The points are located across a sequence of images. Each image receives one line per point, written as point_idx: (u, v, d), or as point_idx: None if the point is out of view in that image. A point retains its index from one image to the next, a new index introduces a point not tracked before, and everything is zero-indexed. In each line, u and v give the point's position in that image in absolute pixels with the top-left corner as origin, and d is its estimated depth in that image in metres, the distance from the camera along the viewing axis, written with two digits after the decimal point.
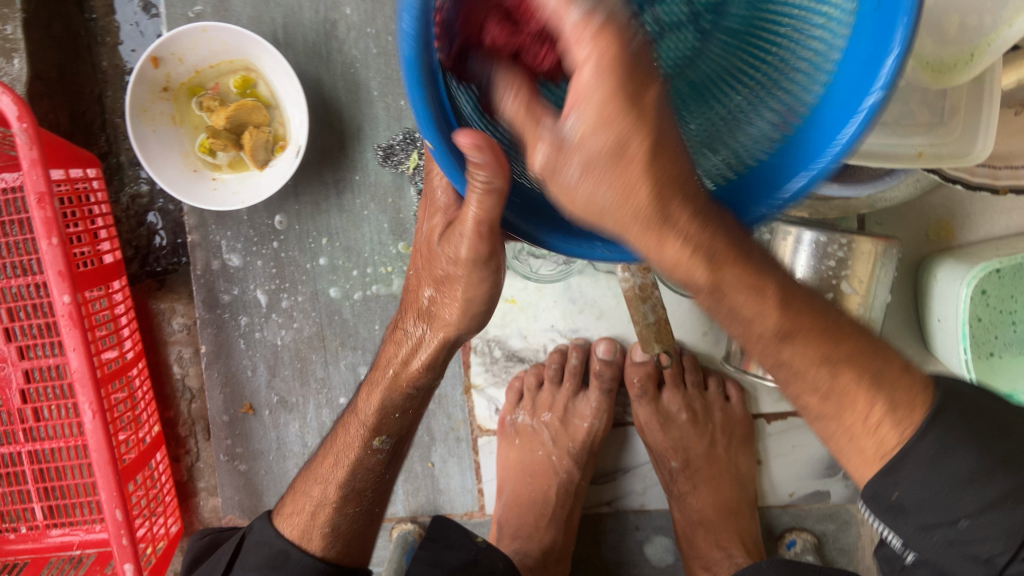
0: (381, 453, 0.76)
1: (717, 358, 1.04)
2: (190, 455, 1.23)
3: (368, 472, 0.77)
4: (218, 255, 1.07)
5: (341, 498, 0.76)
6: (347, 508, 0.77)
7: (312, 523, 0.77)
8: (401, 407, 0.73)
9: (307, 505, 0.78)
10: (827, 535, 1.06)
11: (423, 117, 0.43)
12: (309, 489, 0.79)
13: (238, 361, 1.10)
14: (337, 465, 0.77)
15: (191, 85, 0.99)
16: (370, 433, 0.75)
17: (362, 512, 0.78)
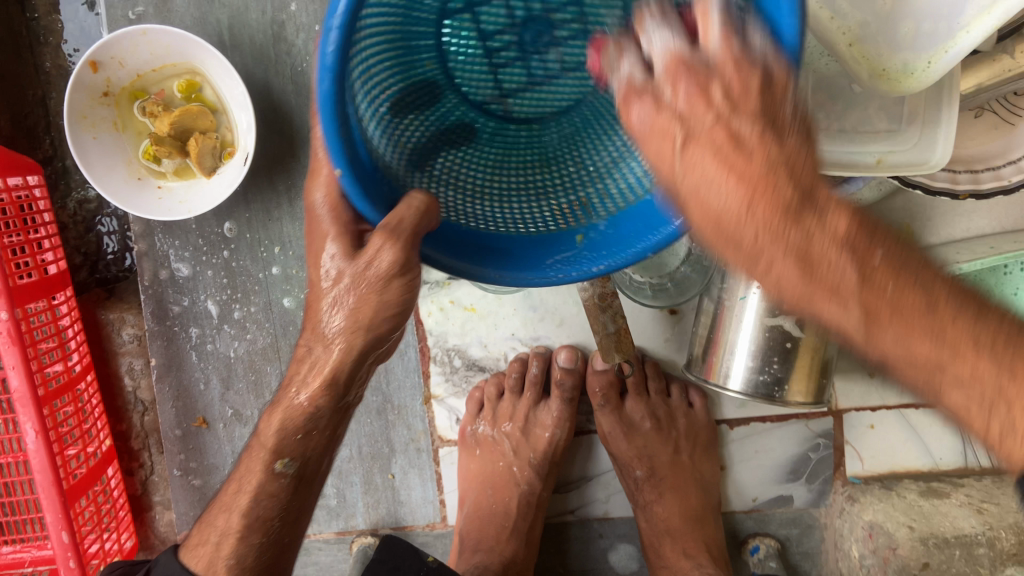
0: (286, 478, 0.65)
1: (678, 365, 1.02)
2: (143, 469, 1.18)
3: (272, 500, 0.66)
4: (166, 264, 1.03)
5: (244, 528, 0.67)
6: (251, 539, 0.67)
7: (216, 555, 0.68)
8: (303, 430, 0.62)
9: (213, 535, 0.69)
10: (790, 540, 1.05)
11: (335, 142, 0.47)
12: (213, 519, 0.70)
13: (190, 373, 1.07)
14: (240, 491, 0.67)
15: (133, 89, 0.95)
16: (270, 455, 0.64)
17: (272, 544, 0.68)
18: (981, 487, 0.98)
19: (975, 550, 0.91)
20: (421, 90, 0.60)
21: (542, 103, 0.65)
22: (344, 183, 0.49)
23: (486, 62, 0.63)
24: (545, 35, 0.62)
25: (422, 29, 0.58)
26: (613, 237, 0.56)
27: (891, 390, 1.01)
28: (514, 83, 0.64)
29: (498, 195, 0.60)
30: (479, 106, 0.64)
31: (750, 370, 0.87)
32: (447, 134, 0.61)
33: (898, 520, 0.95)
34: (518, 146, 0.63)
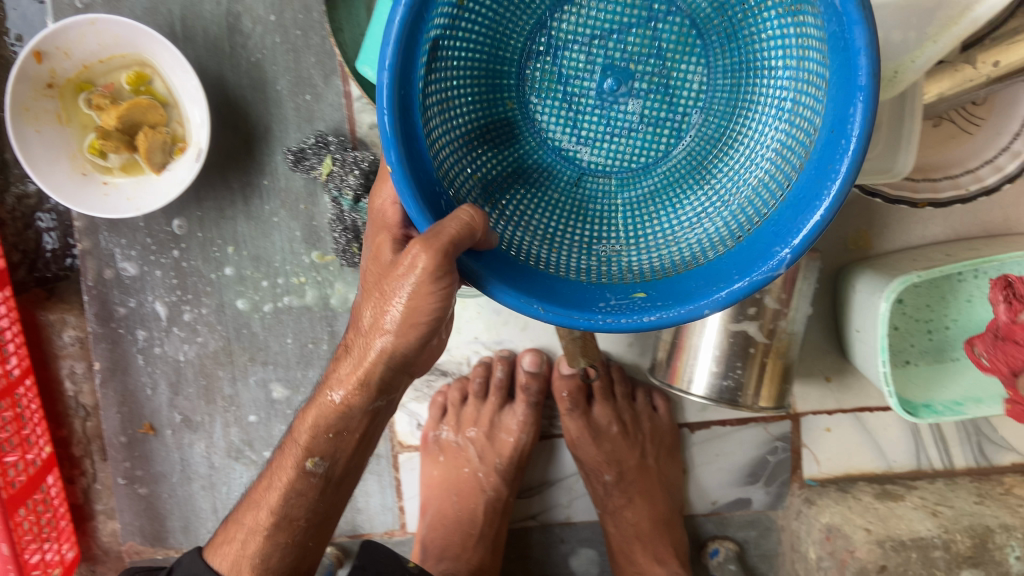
0: (315, 478, 0.66)
1: (643, 368, 1.02)
2: (85, 477, 1.13)
3: (300, 498, 0.67)
4: (112, 263, 0.99)
5: (272, 525, 0.68)
6: (278, 538, 0.68)
7: (241, 553, 0.69)
8: (333, 429, 0.62)
9: (239, 533, 0.70)
10: (748, 542, 1.07)
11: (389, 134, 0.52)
12: (240, 518, 0.71)
13: (136, 378, 1.03)
14: (270, 488, 0.68)
15: (79, 80, 0.91)
16: (301, 453, 0.65)
17: (295, 545, 0.69)
18: (934, 489, 1.00)
19: (931, 553, 0.92)
20: (495, 128, 0.63)
21: (616, 154, 0.65)
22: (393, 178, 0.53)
23: (566, 108, 0.64)
24: (624, 85, 0.63)
25: (502, 70, 0.63)
26: (676, 292, 0.57)
27: (848, 393, 1.02)
28: (592, 132, 0.65)
29: (564, 246, 0.62)
30: (556, 151, 0.65)
31: (713, 375, 0.87)
32: (517, 177, 0.63)
33: (856, 522, 0.96)
34: (590, 200, 0.64)
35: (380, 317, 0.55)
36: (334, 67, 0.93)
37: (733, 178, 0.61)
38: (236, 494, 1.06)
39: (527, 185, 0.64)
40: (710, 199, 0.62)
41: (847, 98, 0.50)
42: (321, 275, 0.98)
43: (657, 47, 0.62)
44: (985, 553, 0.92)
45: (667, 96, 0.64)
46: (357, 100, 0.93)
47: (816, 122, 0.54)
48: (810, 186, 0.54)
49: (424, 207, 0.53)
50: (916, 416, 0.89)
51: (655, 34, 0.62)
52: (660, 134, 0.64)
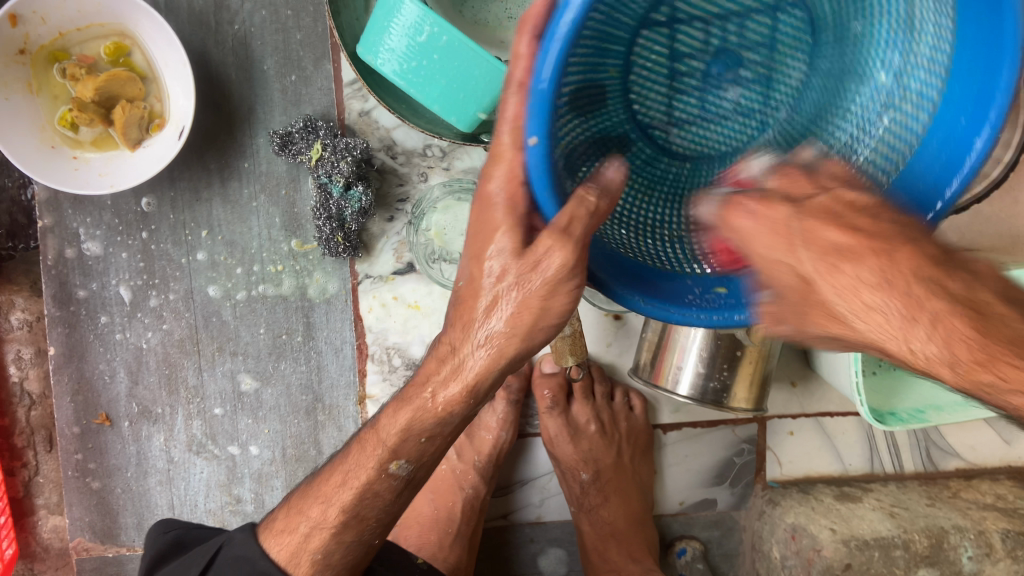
0: (396, 480, 0.64)
1: (621, 369, 1.02)
2: (28, 469, 1.06)
3: (375, 499, 0.65)
4: (75, 242, 0.93)
5: (341, 524, 0.66)
6: (345, 536, 0.66)
7: (303, 546, 0.66)
8: (428, 433, 0.61)
9: (302, 525, 0.67)
10: (712, 542, 1.09)
11: (542, 111, 0.47)
12: (304, 508, 0.67)
13: (93, 365, 0.97)
14: (345, 486, 0.65)
15: (53, 49, 0.86)
16: (386, 455, 0.63)
17: (361, 543, 0.67)
18: (888, 492, 1.05)
19: (892, 552, 0.96)
20: (599, 91, 0.60)
21: (704, 141, 0.67)
22: (531, 154, 0.48)
23: (669, 84, 0.65)
24: (730, 71, 0.65)
25: (622, 36, 0.59)
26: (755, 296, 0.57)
27: (811, 398, 1.05)
28: (685, 114, 0.66)
29: (631, 226, 0.61)
30: (644, 127, 0.66)
31: (699, 376, 0.88)
32: (604, 145, 0.62)
33: (820, 522, 0.99)
34: (664, 180, 0.65)
35: (494, 309, 0.54)
36: (324, 50, 0.91)
37: None
38: (196, 490, 1.00)
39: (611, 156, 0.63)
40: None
41: (973, 129, 0.49)
42: (299, 264, 0.95)
43: (774, 37, 0.63)
44: (941, 552, 0.96)
45: (764, 88, 0.65)
46: (347, 86, 0.91)
47: (919, 132, 0.53)
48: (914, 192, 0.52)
49: (552, 191, 0.50)
50: (885, 424, 0.91)
51: (775, 25, 0.62)
52: (741, 127, 0.66)
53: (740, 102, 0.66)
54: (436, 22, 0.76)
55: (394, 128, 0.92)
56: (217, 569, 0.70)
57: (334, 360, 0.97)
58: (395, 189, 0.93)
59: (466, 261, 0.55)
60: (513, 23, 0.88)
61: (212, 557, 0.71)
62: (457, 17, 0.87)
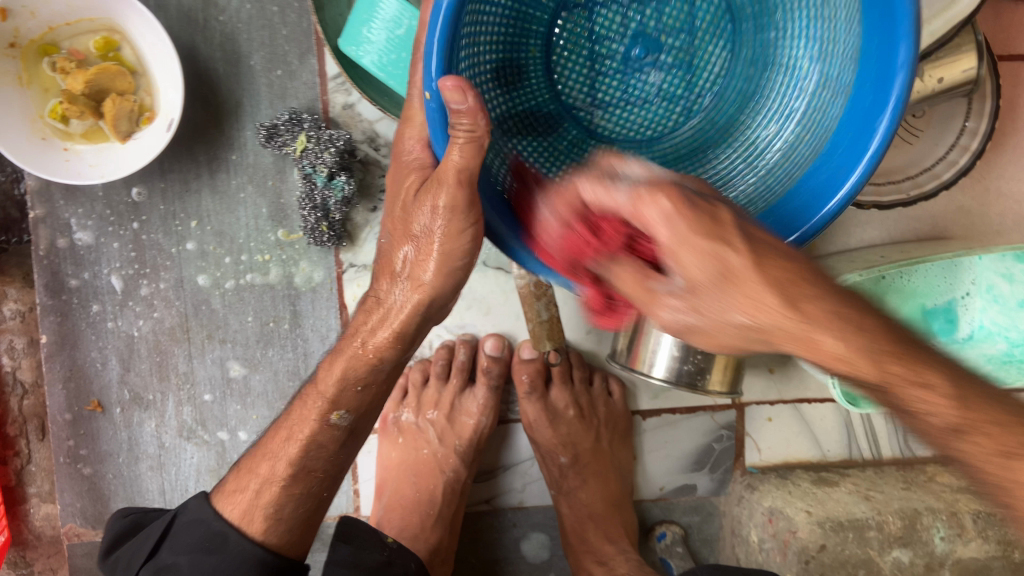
0: (338, 431, 0.69)
1: (601, 356, 1.05)
2: (19, 457, 1.08)
3: (319, 450, 0.69)
4: (66, 232, 0.96)
5: (291, 477, 0.69)
6: (294, 489, 0.69)
7: (256, 503, 0.69)
8: (363, 381, 0.66)
9: (253, 482, 0.70)
10: (692, 527, 1.11)
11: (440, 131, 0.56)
12: (254, 467, 0.71)
13: (85, 353, 1.00)
14: (290, 439, 0.69)
15: (43, 43, 0.89)
16: (327, 406, 0.67)
17: (311, 495, 0.70)
18: (864, 476, 1.07)
19: (866, 533, 0.98)
20: (512, 69, 0.69)
21: (627, 123, 0.74)
22: (429, 108, 0.54)
23: (589, 67, 0.72)
24: (650, 56, 0.72)
25: (540, 18, 0.70)
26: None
27: (788, 384, 1.07)
28: (607, 96, 0.73)
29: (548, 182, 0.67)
30: (568, 108, 0.73)
31: (674, 359, 0.90)
32: (530, 119, 0.71)
33: (796, 505, 1.00)
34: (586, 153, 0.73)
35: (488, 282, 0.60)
36: (310, 45, 0.94)
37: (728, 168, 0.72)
38: (186, 475, 1.03)
39: (539, 128, 0.71)
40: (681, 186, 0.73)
41: (877, 105, 0.59)
42: (286, 253, 0.97)
43: (689, 25, 0.71)
44: (913, 533, 0.98)
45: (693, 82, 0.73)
46: (332, 80, 0.94)
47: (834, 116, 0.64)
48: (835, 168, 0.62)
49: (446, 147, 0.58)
50: (857, 407, 0.93)
51: (692, 12, 0.71)
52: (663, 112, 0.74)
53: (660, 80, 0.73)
54: (412, 15, 0.80)
55: (377, 121, 0.95)
56: (174, 535, 0.71)
57: (321, 348, 0.99)
58: (378, 180, 0.96)
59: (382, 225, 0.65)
60: None
61: (167, 528, 0.73)
62: None
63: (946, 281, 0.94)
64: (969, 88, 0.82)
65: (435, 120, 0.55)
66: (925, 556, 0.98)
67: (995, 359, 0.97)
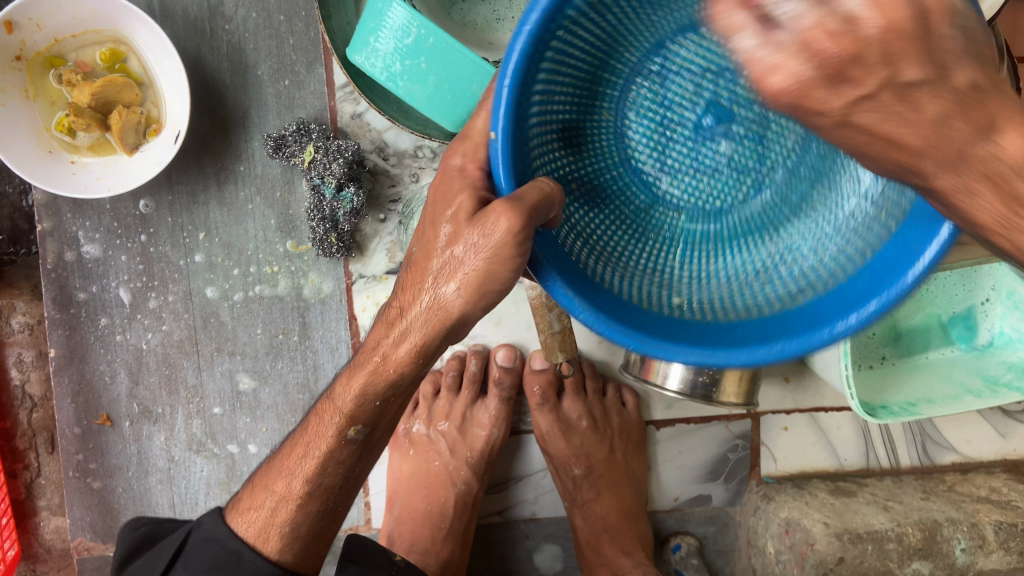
0: (355, 444, 0.66)
1: (613, 366, 1.04)
2: (29, 471, 1.07)
3: (338, 466, 0.67)
4: (74, 245, 0.95)
5: (306, 495, 0.68)
6: (310, 506, 0.69)
7: (271, 521, 0.69)
8: (382, 397, 0.61)
9: (269, 500, 0.70)
10: (707, 537, 1.10)
11: (505, 160, 0.53)
12: (270, 484, 0.70)
13: (94, 366, 0.99)
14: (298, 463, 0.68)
15: (48, 55, 0.88)
16: (344, 422, 0.64)
17: (326, 512, 0.70)
18: (883, 486, 1.05)
19: (885, 545, 0.96)
20: (573, 130, 0.63)
21: (694, 192, 0.68)
22: (494, 146, 0.53)
23: (660, 134, 0.67)
24: (721, 127, 0.66)
25: (613, 84, 0.64)
26: (704, 337, 0.58)
27: (804, 394, 1.06)
28: (676, 163, 0.67)
29: (608, 263, 0.63)
30: (637, 173, 0.68)
31: (688, 370, 0.89)
32: (590, 182, 0.65)
33: (814, 516, 0.99)
34: (652, 224, 0.67)
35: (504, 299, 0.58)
36: (317, 54, 0.92)
37: (768, 254, 0.64)
38: (197, 488, 1.02)
39: (598, 193, 0.66)
40: (754, 267, 0.64)
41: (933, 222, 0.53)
42: (295, 264, 0.96)
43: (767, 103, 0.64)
44: (933, 546, 0.96)
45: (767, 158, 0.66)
46: (340, 89, 0.93)
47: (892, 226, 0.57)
48: (870, 285, 0.56)
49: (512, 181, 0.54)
50: (876, 418, 0.91)
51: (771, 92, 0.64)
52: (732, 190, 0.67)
53: (726, 154, 0.67)
54: (422, 24, 0.78)
55: (386, 130, 0.94)
56: (188, 554, 0.72)
57: (331, 360, 0.98)
58: (387, 190, 0.95)
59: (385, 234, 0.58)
60: (501, 24, 0.90)
61: (182, 544, 0.73)
62: (446, 20, 0.89)
63: (964, 289, 0.97)
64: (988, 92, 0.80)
65: (503, 143, 0.53)
66: (946, 568, 0.97)
67: (1015, 366, 0.94)
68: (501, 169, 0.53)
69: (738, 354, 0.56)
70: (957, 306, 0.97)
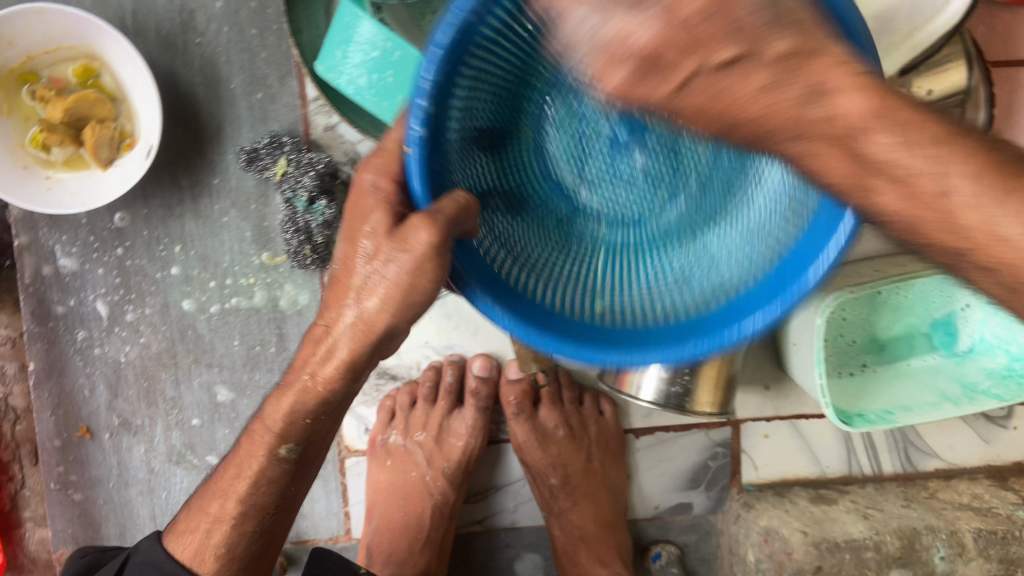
0: (287, 463, 0.66)
1: (591, 375, 1.04)
2: (14, 482, 1.08)
3: (272, 485, 0.68)
4: (51, 260, 0.96)
5: (240, 515, 0.69)
6: (245, 526, 0.69)
7: (206, 542, 0.70)
8: (312, 414, 0.61)
9: (203, 522, 0.70)
10: (689, 545, 1.10)
11: (419, 175, 0.53)
12: (204, 506, 0.71)
13: (74, 379, 1.00)
14: (238, 477, 0.68)
15: (21, 72, 0.89)
16: (274, 441, 0.65)
17: (262, 532, 0.71)
18: (864, 494, 1.05)
19: (863, 554, 0.97)
20: (494, 141, 0.66)
21: (616, 204, 0.72)
22: (409, 160, 0.53)
23: (579, 148, 0.71)
24: (639, 141, 0.70)
25: (534, 100, 0.69)
26: (620, 340, 0.60)
27: (785, 400, 1.05)
28: (596, 176, 0.72)
29: (534, 272, 0.64)
30: (560, 187, 0.72)
31: (662, 381, 0.89)
32: (514, 197, 0.68)
33: (792, 524, 0.99)
34: (576, 236, 0.71)
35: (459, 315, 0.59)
36: (290, 67, 0.93)
37: (686, 261, 0.68)
38: (176, 499, 1.02)
39: (523, 206, 0.69)
40: (671, 272, 0.67)
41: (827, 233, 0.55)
42: (270, 276, 0.96)
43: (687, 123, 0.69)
44: (913, 553, 0.97)
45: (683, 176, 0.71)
46: (313, 102, 0.93)
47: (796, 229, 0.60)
48: (777, 281, 0.58)
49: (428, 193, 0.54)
50: (850, 426, 0.91)
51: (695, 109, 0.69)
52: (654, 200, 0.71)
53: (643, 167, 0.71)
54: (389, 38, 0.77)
55: (359, 142, 0.94)
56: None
57: None
58: None
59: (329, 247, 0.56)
60: None
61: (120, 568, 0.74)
62: (417, 32, 0.89)
63: (943, 296, 0.94)
64: (960, 98, 0.79)
65: (417, 158, 0.53)
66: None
67: (995, 373, 0.93)
68: (416, 182, 0.53)
69: (653, 353, 0.58)
70: (937, 311, 0.96)
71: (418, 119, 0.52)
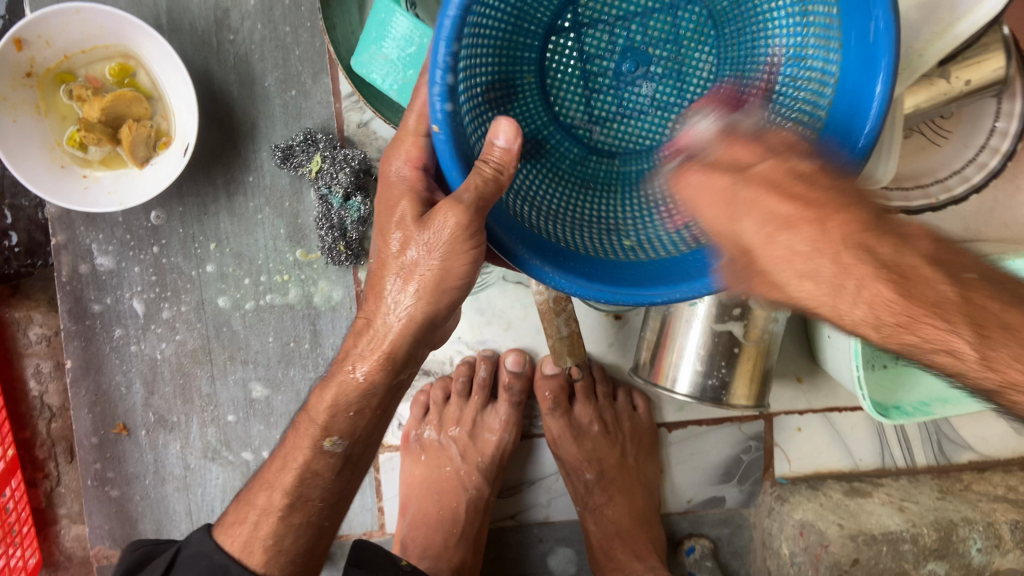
0: (335, 457, 0.66)
1: (624, 369, 1.04)
2: (49, 480, 1.09)
3: (317, 478, 0.67)
4: (87, 258, 0.97)
5: (285, 507, 0.69)
6: (292, 518, 0.69)
7: (254, 534, 0.69)
8: (355, 407, 0.62)
9: (251, 514, 0.70)
10: (721, 539, 1.09)
11: (450, 157, 0.54)
12: (252, 496, 0.71)
13: (110, 376, 1.00)
14: (285, 468, 0.68)
15: (58, 71, 0.89)
16: (320, 432, 0.64)
17: (310, 526, 0.70)
18: (899, 487, 1.04)
19: (900, 547, 0.96)
20: (503, 90, 0.63)
21: (626, 135, 0.70)
22: (438, 141, 0.54)
23: (583, 85, 0.69)
24: (640, 68, 0.69)
25: (534, 42, 0.66)
26: (654, 277, 0.59)
27: (818, 394, 1.05)
28: (604, 112, 0.70)
29: (563, 222, 0.63)
30: (568, 128, 0.69)
31: (698, 373, 0.89)
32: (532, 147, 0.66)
33: (828, 518, 0.99)
34: (595, 175, 0.69)
35: None
36: (323, 64, 0.93)
37: None
38: (213, 495, 1.03)
39: (540, 153, 0.67)
40: None
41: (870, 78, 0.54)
42: (304, 273, 0.97)
43: (676, 33, 0.68)
44: (949, 546, 0.96)
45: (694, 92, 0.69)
46: (346, 99, 0.93)
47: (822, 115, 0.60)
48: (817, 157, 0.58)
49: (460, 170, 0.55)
50: (888, 418, 0.90)
51: (674, 21, 0.68)
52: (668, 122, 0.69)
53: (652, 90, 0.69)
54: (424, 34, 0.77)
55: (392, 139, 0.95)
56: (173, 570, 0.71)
57: None
58: None
59: (374, 238, 0.58)
60: None
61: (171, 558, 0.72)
62: None
63: None
64: (998, 87, 0.78)
65: (446, 136, 0.53)
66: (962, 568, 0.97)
67: None
68: (446, 161, 0.54)
69: (699, 284, 0.57)
70: None
71: (443, 96, 0.52)
